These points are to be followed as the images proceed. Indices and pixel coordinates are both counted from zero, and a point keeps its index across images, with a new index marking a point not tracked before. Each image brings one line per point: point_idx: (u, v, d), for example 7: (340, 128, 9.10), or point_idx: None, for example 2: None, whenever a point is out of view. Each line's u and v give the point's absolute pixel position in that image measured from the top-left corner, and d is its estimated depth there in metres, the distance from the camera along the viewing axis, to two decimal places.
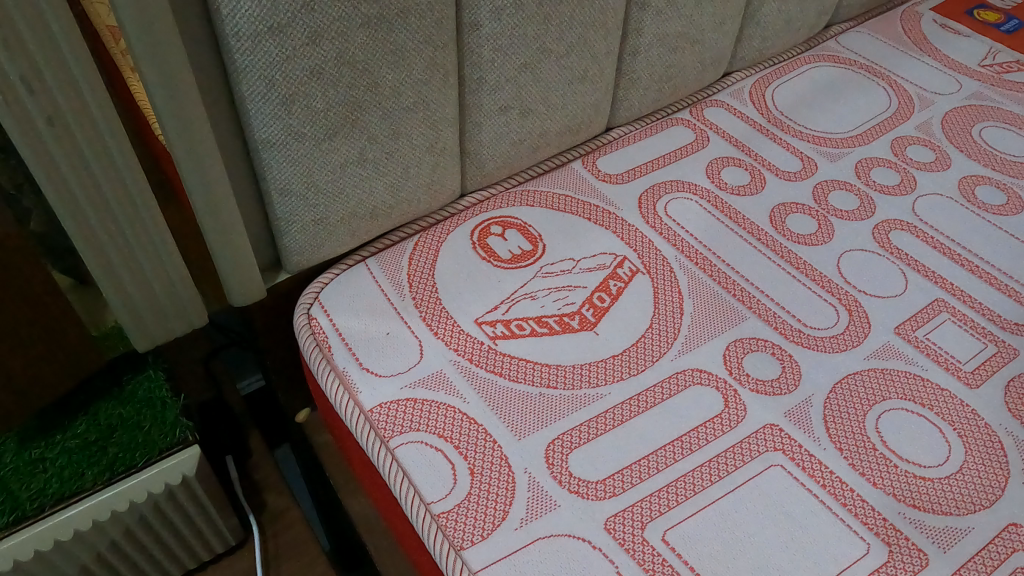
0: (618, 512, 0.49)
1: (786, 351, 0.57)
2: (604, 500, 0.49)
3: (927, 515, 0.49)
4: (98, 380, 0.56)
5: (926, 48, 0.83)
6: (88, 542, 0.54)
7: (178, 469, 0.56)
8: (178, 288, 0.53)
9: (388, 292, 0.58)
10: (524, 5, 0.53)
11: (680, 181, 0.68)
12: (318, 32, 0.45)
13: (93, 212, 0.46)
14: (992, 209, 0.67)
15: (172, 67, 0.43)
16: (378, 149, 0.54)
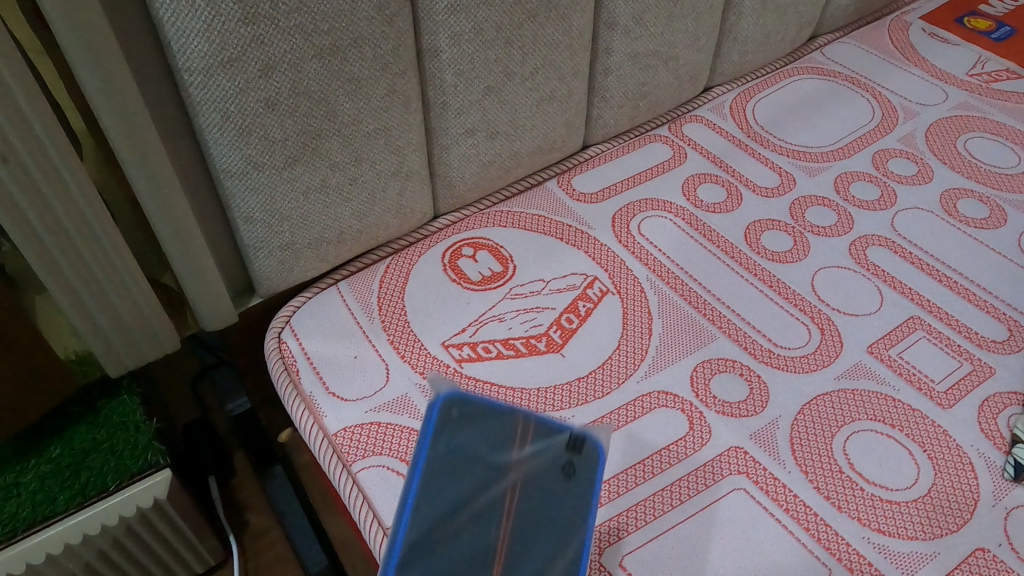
0: None
1: (754, 372, 0.56)
2: None
3: (893, 539, 0.48)
4: (73, 406, 0.57)
5: (913, 58, 0.82)
6: (60, 566, 0.56)
7: (150, 493, 0.57)
8: (145, 314, 0.54)
9: (358, 316, 0.59)
10: (483, 29, 0.54)
11: (655, 200, 0.68)
12: (270, 64, 0.46)
13: (55, 244, 0.47)
14: (974, 223, 0.66)
15: (125, 102, 0.43)
16: (341, 175, 0.55)
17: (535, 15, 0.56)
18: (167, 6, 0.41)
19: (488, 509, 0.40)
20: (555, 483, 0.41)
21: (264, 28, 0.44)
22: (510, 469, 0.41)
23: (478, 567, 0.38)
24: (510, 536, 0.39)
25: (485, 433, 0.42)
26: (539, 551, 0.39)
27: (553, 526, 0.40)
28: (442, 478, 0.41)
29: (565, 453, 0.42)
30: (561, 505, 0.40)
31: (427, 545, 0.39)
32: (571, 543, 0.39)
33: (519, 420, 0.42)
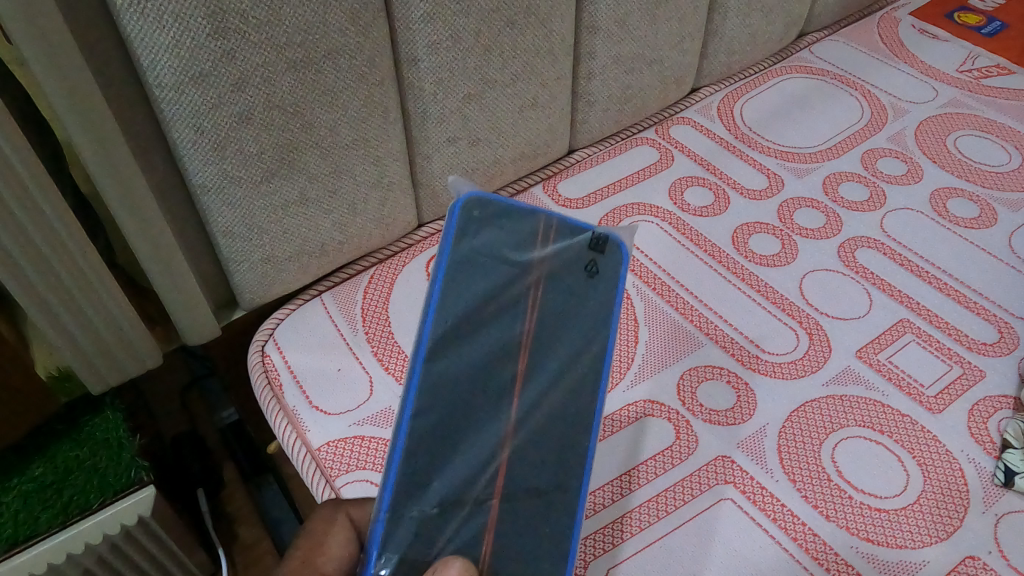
0: None
1: (741, 380, 0.56)
2: None
3: (881, 549, 0.48)
4: (57, 424, 0.58)
5: (903, 55, 0.81)
6: None
7: (134, 510, 0.58)
8: (126, 330, 0.54)
9: (341, 328, 0.58)
10: (461, 37, 0.53)
11: (642, 204, 0.67)
12: (243, 78, 0.45)
13: (30, 265, 0.46)
14: (963, 222, 0.66)
15: (96, 119, 0.43)
16: (320, 187, 0.54)
17: (514, 21, 0.55)
18: (134, 23, 0.40)
19: (519, 300, 0.45)
20: (575, 285, 0.47)
21: (236, 42, 0.43)
22: (534, 271, 0.46)
23: (509, 351, 0.44)
24: (540, 320, 0.45)
25: (509, 233, 0.47)
26: (562, 341, 0.46)
27: (573, 323, 0.46)
28: (467, 275, 0.44)
29: (583, 262, 0.48)
30: (585, 301, 0.47)
31: (461, 333, 0.43)
32: (595, 334, 0.47)
33: (540, 222, 0.48)
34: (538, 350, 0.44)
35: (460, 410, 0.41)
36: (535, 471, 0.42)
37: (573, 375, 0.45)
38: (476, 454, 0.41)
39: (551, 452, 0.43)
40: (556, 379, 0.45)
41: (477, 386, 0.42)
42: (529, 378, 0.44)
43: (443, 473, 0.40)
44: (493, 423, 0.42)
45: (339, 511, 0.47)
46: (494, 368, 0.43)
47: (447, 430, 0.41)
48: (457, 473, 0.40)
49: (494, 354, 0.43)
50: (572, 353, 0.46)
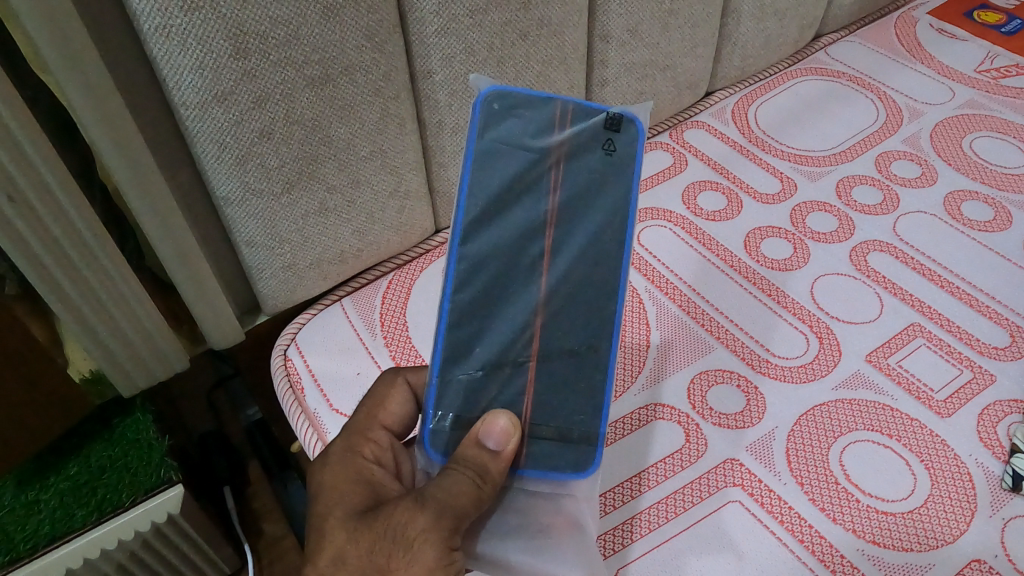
0: (606, 530, 0.50)
1: (752, 383, 0.57)
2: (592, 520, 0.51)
3: (887, 552, 0.48)
4: (90, 424, 0.61)
5: (920, 56, 0.81)
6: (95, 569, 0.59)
7: (164, 508, 0.61)
8: (154, 335, 0.57)
9: (361, 333, 0.60)
10: (475, 50, 0.54)
11: (655, 209, 0.68)
12: (263, 96, 0.47)
13: (63, 275, 0.49)
14: (978, 225, 0.66)
15: (124, 136, 0.45)
16: (339, 198, 0.56)
17: (527, 34, 0.57)
18: (159, 47, 0.42)
19: (537, 184, 0.45)
20: (598, 164, 0.45)
21: (256, 63, 0.45)
22: (553, 156, 0.45)
23: (536, 233, 0.45)
24: (561, 202, 0.45)
25: (527, 120, 0.46)
26: (589, 218, 0.45)
27: (599, 198, 0.45)
28: (488, 165, 0.45)
29: (604, 138, 0.45)
30: (605, 180, 0.45)
31: (486, 221, 0.45)
32: (616, 212, 0.45)
33: (558, 105, 0.46)
34: (564, 228, 0.45)
35: (496, 287, 0.45)
36: (560, 357, 0.45)
37: (600, 249, 0.45)
38: (511, 325, 0.45)
39: (575, 335, 0.45)
40: (581, 257, 0.45)
41: (506, 266, 0.45)
42: (556, 252, 0.45)
43: (483, 342, 0.45)
44: (525, 298, 0.45)
45: (399, 376, 0.50)
46: (523, 245, 0.45)
47: (481, 308, 0.45)
48: (495, 342, 0.45)
49: (521, 236, 0.45)
50: (597, 228, 0.45)
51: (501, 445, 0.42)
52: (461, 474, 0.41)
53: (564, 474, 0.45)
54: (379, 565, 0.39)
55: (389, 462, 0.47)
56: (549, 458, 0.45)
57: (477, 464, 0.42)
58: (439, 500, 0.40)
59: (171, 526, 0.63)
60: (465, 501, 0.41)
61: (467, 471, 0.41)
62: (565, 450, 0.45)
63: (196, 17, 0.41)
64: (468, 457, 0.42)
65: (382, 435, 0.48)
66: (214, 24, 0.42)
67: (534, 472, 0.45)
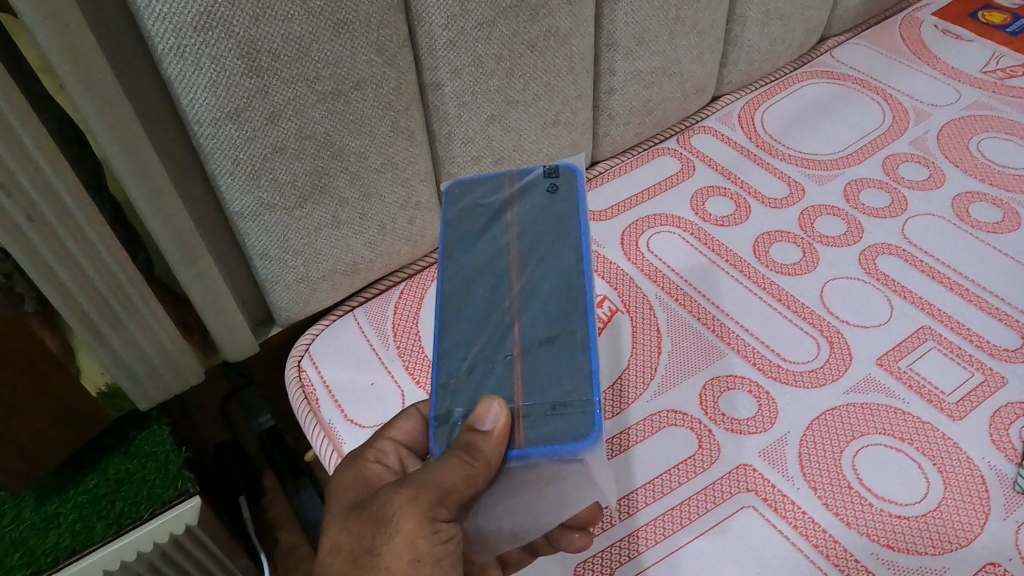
0: (606, 547, 0.51)
1: (763, 389, 0.57)
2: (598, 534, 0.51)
3: (901, 555, 0.49)
4: (108, 438, 0.62)
5: (925, 57, 0.81)
6: None
7: (182, 519, 0.62)
8: (170, 348, 0.57)
9: (374, 343, 0.61)
10: (483, 62, 0.55)
11: (663, 215, 0.69)
12: (276, 112, 0.47)
13: (81, 292, 0.50)
14: (986, 227, 0.66)
15: (139, 152, 0.45)
16: (351, 210, 0.57)
17: (536, 44, 0.57)
18: (174, 66, 0.43)
19: (495, 229, 0.49)
20: (545, 200, 0.50)
21: (268, 79, 0.46)
22: (505, 207, 0.50)
23: (499, 263, 0.48)
24: (517, 236, 0.49)
25: (484, 191, 0.52)
26: (545, 239, 0.48)
27: (551, 222, 0.48)
28: (455, 229, 0.50)
29: (546, 180, 0.51)
30: (552, 211, 0.49)
31: (457, 267, 0.48)
32: (565, 231, 0.48)
33: (506, 175, 0.52)
34: (524, 252, 0.48)
35: (477, 312, 0.46)
36: (547, 351, 0.43)
37: (563, 254, 0.47)
38: (492, 336, 0.45)
39: (559, 318, 0.44)
40: (551, 268, 0.46)
41: (485, 292, 0.47)
42: (524, 272, 0.47)
43: (468, 354, 0.45)
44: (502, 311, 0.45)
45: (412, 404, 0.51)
46: (494, 277, 0.47)
47: (462, 329, 0.46)
48: (480, 350, 0.45)
49: (487, 271, 0.48)
50: (553, 243, 0.47)
51: (494, 424, 0.40)
52: (450, 455, 0.40)
53: (561, 446, 0.40)
54: (364, 546, 0.40)
55: (393, 462, 0.47)
56: (545, 428, 0.41)
57: (465, 442, 0.40)
58: (421, 478, 0.40)
59: (189, 537, 0.63)
60: (451, 477, 0.39)
61: (456, 451, 0.40)
62: (560, 421, 0.41)
63: (209, 37, 0.42)
64: (456, 439, 0.40)
65: (388, 446, 0.48)
66: (226, 43, 0.43)
67: (533, 449, 0.40)
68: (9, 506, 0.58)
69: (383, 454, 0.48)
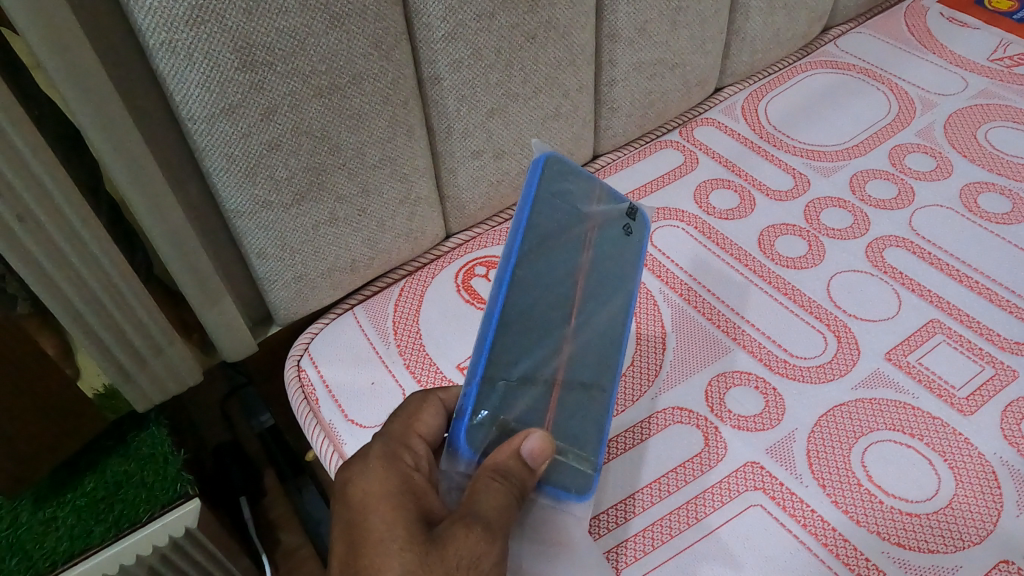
0: (612, 549, 0.49)
1: (770, 385, 0.56)
2: (604, 536, 0.50)
3: (912, 554, 0.48)
4: (105, 441, 0.61)
5: (931, 45, 0.80)
6: None
7: (180, 522, 0.61)
8: (167, 349, 0.56)
9: (374, 342, 0.60)
10: (483, 55, 0.54)
11: (667, 209, 0.68)
12: (271, 107, 0.46)
13: (75, 294, 0.49)
14: (995, 218, 0.65)
15: (132, 151, 0.44)
16: (349, 207, 0.56)
17: (535, 36, 0.56)
18: (168, 61, 0.42)
19: (576, 239, 0.49)
20: (619, 238, 0.53)
21: (264, 74, 0.45)
22: (590, 220, 0.50)
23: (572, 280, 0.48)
24: (591, 262, 0.50)
25: (573, 183, 0.50)
26: (609, 281, 0.51)
27: (617, 267, 0.52)
28: (545, 208, 0.47)
29: (626, 220, 0.53)
30: (623, 254, 0.53)
31: (543, 256, 0.46)
32: (624, 287, 0.52)
33: (597, 184, 0.52)
34: (593, 282, 0.50)
35: (544, 314, 0.46)
36: (573, 398, 0.48)
37: (616, 308, 0.51)
38: (544, 351, 0.46)
39: (594, 369, 0.49)
40: (601, 315, 0.50)
41: (551, 298, 0.47)
42: (585, 300, 0.49)
43: (525, 358, 0.44)
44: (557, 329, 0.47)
45: (431, 394, 0.47)
46: (565, 288, 0.48)
47: (526, 327, 0.45)
48: (534, 359, 0.45)
49: (563, 278, 0.48)
50: (613, 291, 0.51)
51: (537, 464, 0.42)
52: (509, 495, 0.41)
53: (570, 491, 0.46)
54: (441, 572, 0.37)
55: (425, 466, 0.44)
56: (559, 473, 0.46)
57: (519, 480, 0.41)
58: (495, 521, 0.40)
59: (189, 540, 0.63)
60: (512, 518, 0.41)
61: (513, 487, 0.41)
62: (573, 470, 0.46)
63: (203, 31, 0.41)
64: (512, 471, 0.41)
65: (419, 446, 0.45)
66: (221, 36, 0.42)
67: (551, 488, 0.46)
68: (6, 511, 0.57)
69: (416, 455, 0.44)
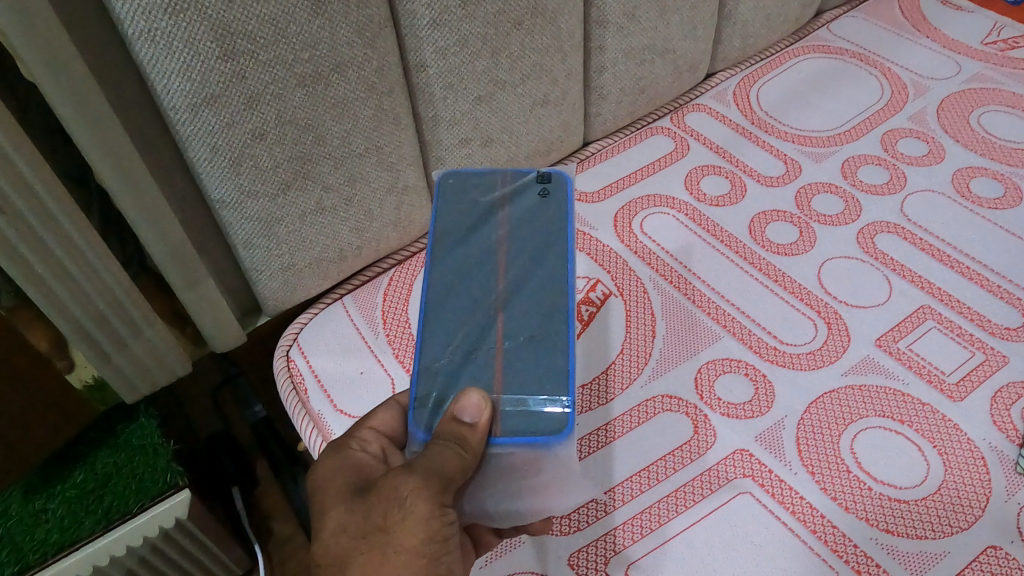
0: (583, 546, 0.49)
1: (760, 372, 0.56)
2: (582, 530, 0.50)
3: (901, 540, 0.48)
4: (94, 432, 0.61)
5: (925, 29, 0.80)
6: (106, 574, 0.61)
7: (172, 512, 0.62)
8: (155, 341, 0.56)
9: (363, 331, 0.60)
10: (469, 41, 0.53)
11: (658, 196, 0.67)
12: (253, 96, 0.46)
13: (60, 286, 0.48)
14: (987, 203, 0.65)
15: (112, 140, 0.44)
16: (335, 197, 0.55)
17: (522, 22, 0.55)
18: (145, 50, 0.41)
19: (487, 225, 0.51)
20: (536, 204, 0.52)
21: (244, 63, 0.44)
22: (496, 207, 0.52)
23: (488, 257, 0.49)
24: (508, 234, 0.51)
25: (481, 184, 0.53)
26: (531, 240, 0.50)
27: (538, 226, 0.51)
28: (451, 217, 0.51)
29: (538, 185, 0.53)
30: (542, 216, 0.52)
31: (452, 255, 0.50)
32: (551, 239, 0.50)
33: (499, 173, 0.54)
34: (513, 251, 0.50)
35: (459, 301, 0.48)
36: (527, 349, 0.45)
37: (547, 258, 0.49)
38: (476, 325, 0.46)
39: (540, 315, 0.47)
40: (535, 269, 0.49)
41: (471, 280, 0.49)
42: (510, 270, 0.49)
43: (455, 338, 0.46)
44: (485, 301, 0.47)
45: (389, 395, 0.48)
46: (482, 272, 0.49)
47: (448, 314, 0.47)
48: (465, 335, 0.46)
49: (479, 261, 0.49)
50: (538, 248, 0.50)
51: (477, 417, 0.42)
52: (444, 445, 0.40)
53: (538, 438, 0.42)
54: (375, 524, 0.39)
55: (377, 451, 0.45)
56: (521, 421, 0.43)
57: (455, 435, 0.41)
58: (426, 466, 0.39)
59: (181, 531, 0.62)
60: (454, 467, 0.40)
61: (448, 442, 0.40)
62: (535, 414, 0.43)
63: (181, 20, 0.40)
64: (445, 430, 0.41)
65: (369, 434, 0.46)
66: (200, 25, 0.41)
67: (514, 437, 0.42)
68: None
69: (366, 442, 0.45)
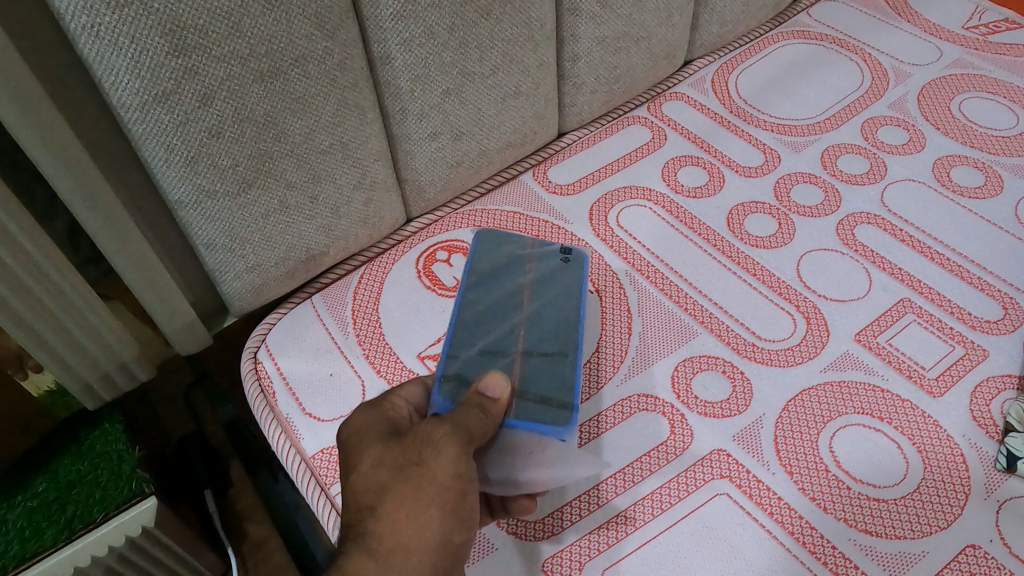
0: (557, 552, 0.48)
1: (737, 369, 0.55)
2: (558, 535, 0.49)
3: (880, 541, 0.47)
4: (56, 440, 0.61)
5: (905, 14, 0.78)
6: None
7: (138, 521, 0.58)
8: (116, 346, 0.54)
9: (333, 331, 0.58)
10: (435, 32, 0.52)
11: (635, 187, 0.66)
12: (209, 94, 0.44)
13: (10, 292, 0.46)
14: (968, 192, 0.64)
15: (59, 142, 0.42)
16: (300, 194, 0.53)
17: (491, 12, 0.54)
18: (90, 45, 0.39)
19: (513, 269, 0.53)
20: (557, 267, 0.54)
21: (198, 59, 0.42)
22: (524, 261, 0.54)
23: (517, 289, 0.52)
24: (535, 276, 0.53)
25: (508, 241, 0.56)
26: (555, 289, 0.53)
27: (561, 278, 0.53)
28: (483, 254, 0.54)
29: (560, 255, 0.55)
30: (562, 278, 0.54)
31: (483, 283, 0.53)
32: (571, 290, 0.53)
33: (527, 237, 0.56)
34: (537, 291, 0.52)
35: (487, 314, 0.51)
36: (542, 368, 0.48)
37: (565, 304, 0.52)
38: (499, 336, 0.49)
39: (558, 342, 0.49)
40: (557, 308, 0.51)
41: (499, 304, 0.51)
42: (534, 301, 0.52)
43: (478, 343, 0.49)
44: (512, 320, 0.50)
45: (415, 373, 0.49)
46: (508, 299, 0.52)
47: (475, 325, 0.50)
48: (489, 342, 0.49)
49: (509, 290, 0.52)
50: (559, 296, 0.52)
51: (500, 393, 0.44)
52: (470, 409, 0.42)
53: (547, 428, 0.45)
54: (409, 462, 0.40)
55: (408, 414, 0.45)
56: (532, 413, 0.45)
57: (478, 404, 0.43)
58: (454, 420, 0.41)
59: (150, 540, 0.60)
60: (479, 427, 0.42)
61: (473, 408, 0.43)
62: (544, 413, 0.45)
63: (128, 14, 0.38)
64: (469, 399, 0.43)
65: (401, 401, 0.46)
66: (148, 19, 0.39)
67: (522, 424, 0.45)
68: None
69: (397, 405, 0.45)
